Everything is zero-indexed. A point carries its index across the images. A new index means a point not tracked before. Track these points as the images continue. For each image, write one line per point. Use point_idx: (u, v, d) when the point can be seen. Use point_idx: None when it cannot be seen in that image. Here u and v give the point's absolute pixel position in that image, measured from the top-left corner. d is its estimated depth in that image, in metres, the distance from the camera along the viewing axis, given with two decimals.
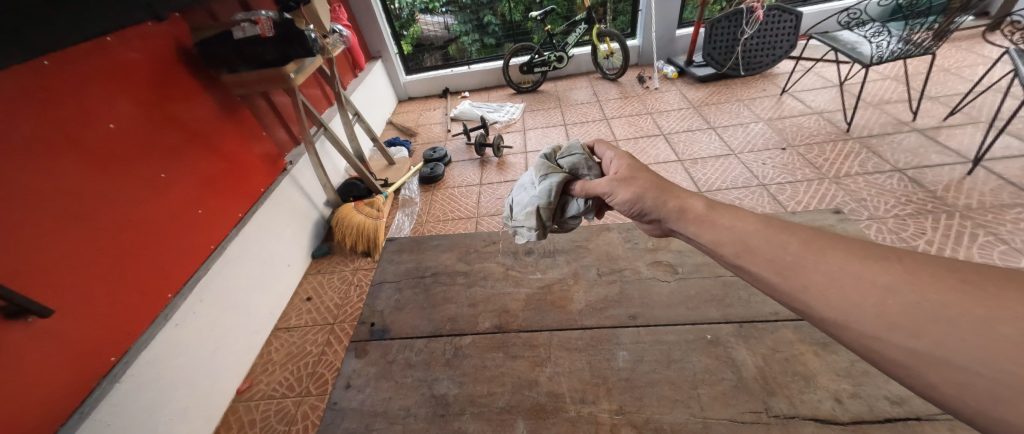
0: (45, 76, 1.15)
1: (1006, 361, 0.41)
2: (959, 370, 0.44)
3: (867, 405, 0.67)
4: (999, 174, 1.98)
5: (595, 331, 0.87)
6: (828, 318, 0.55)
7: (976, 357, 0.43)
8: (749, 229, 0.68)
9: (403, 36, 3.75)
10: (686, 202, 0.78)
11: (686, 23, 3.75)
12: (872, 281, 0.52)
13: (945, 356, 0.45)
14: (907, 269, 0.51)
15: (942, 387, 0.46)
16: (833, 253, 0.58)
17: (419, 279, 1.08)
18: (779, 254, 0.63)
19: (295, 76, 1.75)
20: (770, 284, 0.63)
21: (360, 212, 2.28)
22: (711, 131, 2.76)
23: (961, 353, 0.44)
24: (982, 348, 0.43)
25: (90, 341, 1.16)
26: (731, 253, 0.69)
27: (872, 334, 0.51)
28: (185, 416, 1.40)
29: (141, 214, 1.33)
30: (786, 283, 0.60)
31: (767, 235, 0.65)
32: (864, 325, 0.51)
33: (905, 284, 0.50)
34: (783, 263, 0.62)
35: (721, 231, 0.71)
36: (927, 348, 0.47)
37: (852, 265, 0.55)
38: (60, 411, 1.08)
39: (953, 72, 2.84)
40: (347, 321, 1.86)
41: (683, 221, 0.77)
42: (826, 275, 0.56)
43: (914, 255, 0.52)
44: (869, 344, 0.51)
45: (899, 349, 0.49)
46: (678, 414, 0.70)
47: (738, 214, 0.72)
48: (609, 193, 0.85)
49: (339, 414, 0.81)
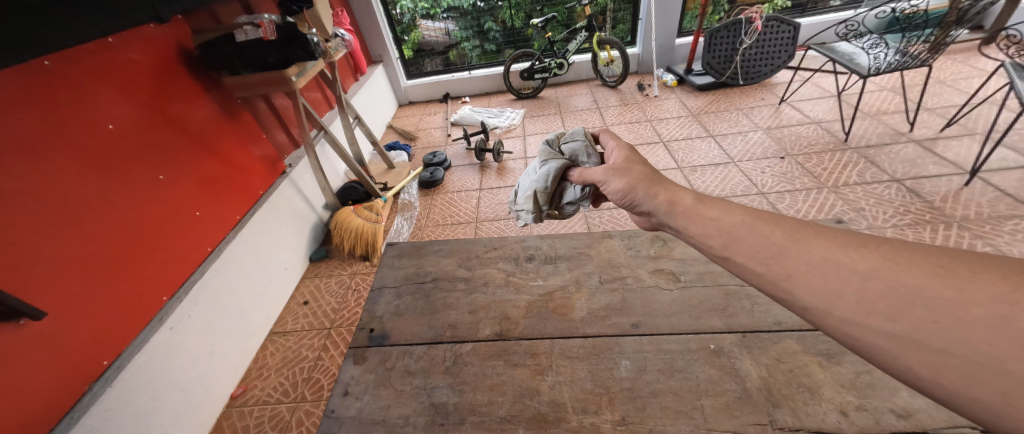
0: (45, 77, 1.14)
1: (978, 341, 0.41)
2: (935, 352, 0.44)
3: (873, 419, 0.66)
4: (996, 185, 2.00)
5: (597, 340, 0.86)
6: (810, 306, 0.54)
7: (952, 339, 0.43)
8: (736, 221, 0.66)
9: (404, 41, 3.77)
10: (676, 196, 0.76)
11: (685, 33, 3.79)
12: (852, 268, 0.51)
13: (922, 338, 0.44)
14: (884, 255, 0.51)
15: (918, 370, 0.45)
16: (816, 241, 0.57)
17: (419, 285, 1.07)
18: (764, 243, 0.61)
19: (296, 79, 1.75)
20: (755, 275, 0.61)
21: (359, 215, 2.25)
22: (710, 139, 2.77)
23: (935, 335, 0.44)
24: (956, 330, 0.43)
25: (81, 343, 1.14)
26: (718, 244, 0.66)
27: (851, 319, 0.50)
28: (178, 420, 1.38)
29: (138, 216, 1.32)
30: (771, 271, 0.58)
31: (753, 225, 0.64)
32: (844, 312, 0.50)
33: (885, 270, 0.49)
34: (766, 252, 0.60)
35: (708, 223, 0.69)
36: (904, 332, 0.46)
37: (833, 252, 0.54)
38: (50, 415, 1.05)
39: (949, 83, 2.88)
40: (345, 326, 1.84)
41: (672, 215, 0.75)
42: (808, 264, 0.55)
43: (892, 242, 0.51)
44: (849, 330, 0.50)
45: (877, 333, 0.48)
46: (682, 425, 0.70)
47: (726, 207, 0.70)
48: (604, 181, 0.84)
49: (336, 422, 0.79)
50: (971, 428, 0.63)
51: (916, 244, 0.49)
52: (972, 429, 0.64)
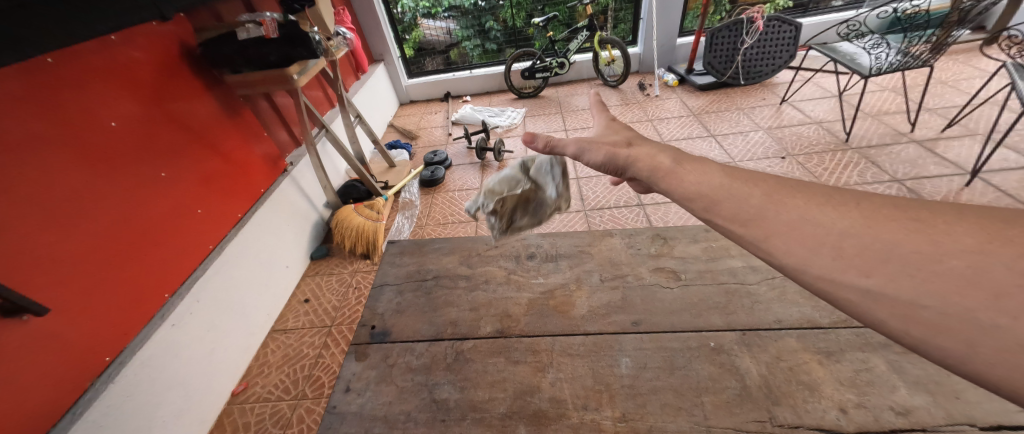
0: (48, 72, 1.14)
1: (950, 292, 0.42)
2: (905, 305, 0.44)
3: (871, 416, 0.67)
4: (997, 186, 2.00)
5: (598, 337, 0.87)
6: (788, 264, 0.54)
7: (923, 292, 0.43)
8: (717, 184, 0.65)
9: (405, 40, 3.78)
10: (657, 161, 0.74)
11: (686, 32, 3.79)
12: (829, 228, 0.51)
13: (893, 292, 0.45)
14: (862, 212, 0.51)
15: (887, 322, 0.46)
16: (793, 202, 0.56)
17: (421, 282, 1.07)
18: (742, 206, 0.60)
19: (298, 78, 1.75)
20: (734, 236, 0.60)
21: (359, 214, 2.25)
22: (711, 139, 2.78)
23: (906, 288, 0.44)
24: (927, 282, 0.43)
25: (84, 339, 1.14)
26: (699, 207, 0.65)
27: (826, 275, 0.50)
28: (180, 417, 1.38)
29: (140, 214, 1.32)
30: (749, 232, 0.58)
31: (733, 188, 0.63)
32: (820, 268, 0.50)
33: (861, 227, 0.49)
34: (746, 214, 0.59)
35: (689, 188, 0.68)
36: (876, 286, 0.46)
37: (811, 212, 0.54)
38: (52, 411, 1.06)
39: (951, 84, 2.88)
40: (346, 324, 1.84)
41: (655, 180, 0.73)
42: (786, 224, 0.55)
43: (871, 198, 0.51)
44: (823, 285, 0.50)
45: (851, 289, 0.48)
46: (682, 422, 0.70)
47: (706, 168, 0.69)
48: (580, 153, 0.82)
49: (338, 418, 0.80)
50: (970, 426, 0.64)
51: (896, 200, 0.49)
52: (971, 426, 0.64)
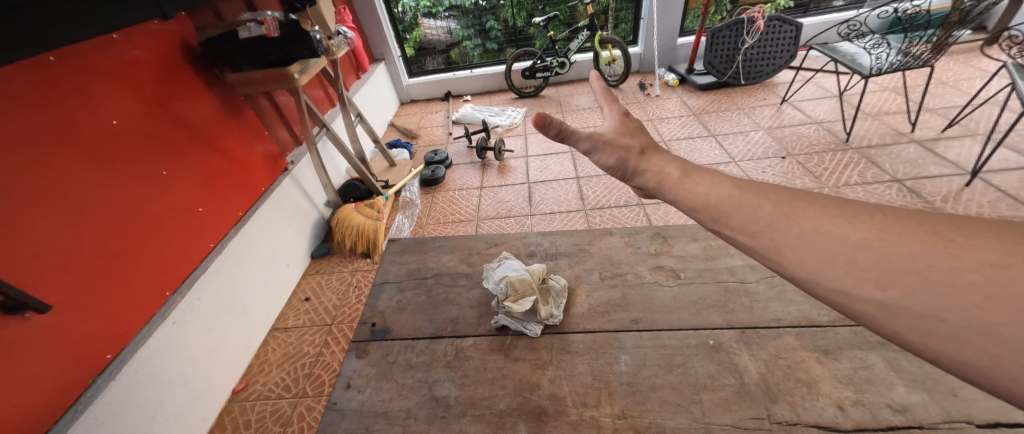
0: (49, 70, 1.14)
1: (970, 306, 0.42)
2: (925, 319, 0.44)
3: (869, 413, 0.67)
4: (998, 186, 2.00)
5: (598, 335, 0.87)
6: (800, 277, 0.54)
7: (941, 305, 0.43)
8: (724, 196, 0.65)
9: (406, 40, 3.79)
10: (664, 172, 0.75)
11: (686, 32, 3.79)
12: (842, 239, 0.52)
13: (910, 306, 0.45)
14: (875, 224, 0.51)
15: (907, 336, 0.46)
16: (805, 214, 0.56)
17: (420, 280, 1.08)
18: (752, 218, 0.60)
19: (299, 76, 1.75)
20: (744, 247, 0.60)
21: (360, 213, 2.26)
22: (710, 138, 2.78)
23: (926, 302, 0.44)
24: (947, 296, 0.43)
25: (84, 337, 1.15)
26: (707, 219, 0.65)
27: (840, 289, 0.50)
28: (180, 414, 1.39)
29: (141, 211, 1.32)
30: (759, 244, 0.58)
31: (742, 200, 0.63)
32: (834, 281, 0.50)
33: (876, 239, 0.49)
34: (755, 226, 0.59)
35: (696, 199, 0.68)
36: (892, 299, 0.46)
37: (822, 223, 0.54)
38: (52, 409, 1.06)
39: (951, 84, 2.87)
40: (346, 322, 1.85)
41: (661, 191, 0.73)
42: (797, 236, 0.55)
43: (883, 210, 0.51)
44: (838, 299, 0.50)
45: (868, 303, 0.48)
46: (680, 419, 0.71)
47: (714, 181, 0.68)
48: (592, 152, 0.82)
49: (339, 414, 0.80)
50: (969, 425, 0.64)
51: (912, 212, 0.49)
52: (969, 424, 0.64)
